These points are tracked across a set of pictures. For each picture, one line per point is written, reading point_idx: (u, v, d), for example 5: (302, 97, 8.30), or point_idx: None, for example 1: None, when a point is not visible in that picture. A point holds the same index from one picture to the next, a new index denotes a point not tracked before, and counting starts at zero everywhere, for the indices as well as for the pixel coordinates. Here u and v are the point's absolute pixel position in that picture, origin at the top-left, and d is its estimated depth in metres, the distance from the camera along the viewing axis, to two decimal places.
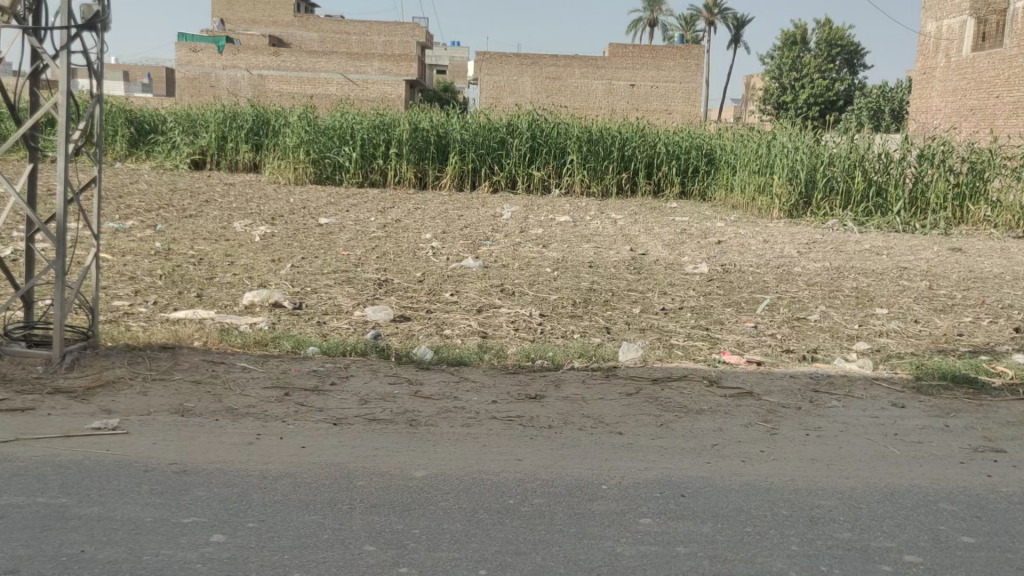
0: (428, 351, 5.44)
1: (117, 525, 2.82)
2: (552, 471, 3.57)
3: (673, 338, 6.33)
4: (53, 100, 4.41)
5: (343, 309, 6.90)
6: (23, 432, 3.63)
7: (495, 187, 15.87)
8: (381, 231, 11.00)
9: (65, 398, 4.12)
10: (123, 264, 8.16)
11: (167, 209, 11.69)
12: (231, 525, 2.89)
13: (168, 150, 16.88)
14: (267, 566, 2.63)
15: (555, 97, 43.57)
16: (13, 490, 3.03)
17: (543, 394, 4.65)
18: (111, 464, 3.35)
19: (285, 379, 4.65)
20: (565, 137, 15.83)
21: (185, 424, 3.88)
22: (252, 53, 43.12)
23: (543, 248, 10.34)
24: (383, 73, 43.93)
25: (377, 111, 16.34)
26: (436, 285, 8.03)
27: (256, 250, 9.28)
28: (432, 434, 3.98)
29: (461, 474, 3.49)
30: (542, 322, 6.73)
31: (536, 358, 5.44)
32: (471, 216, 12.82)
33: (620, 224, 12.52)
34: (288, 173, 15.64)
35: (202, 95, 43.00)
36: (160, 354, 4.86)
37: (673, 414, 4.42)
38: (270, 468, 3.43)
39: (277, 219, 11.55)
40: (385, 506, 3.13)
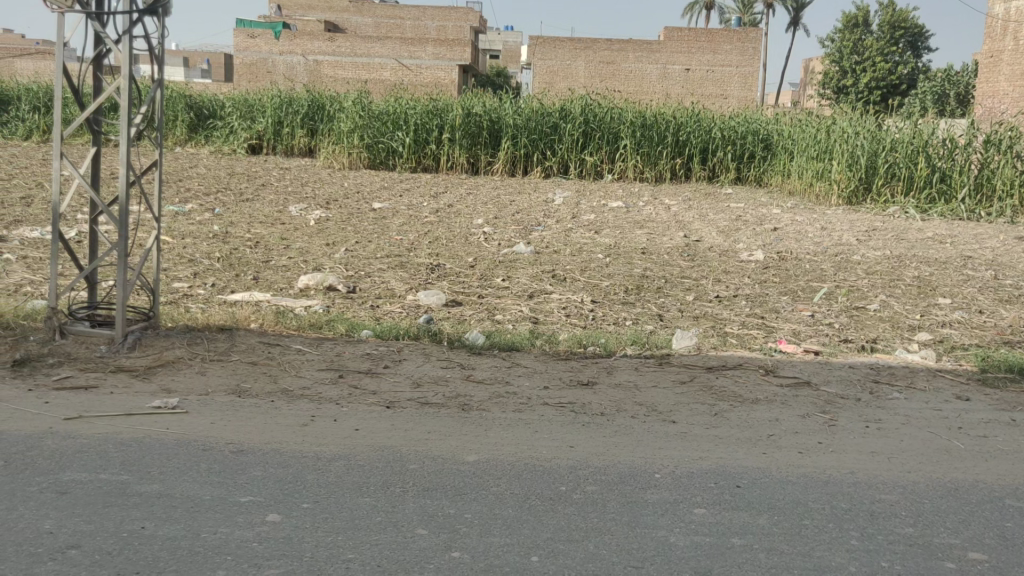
0: (480, 335, 5.45)
1: (177, 502, 2.88)
2: (604, 458, 3.55)
3: (727, 326, 6.24)
4: (116, 85, 4.48)
5: (396, 293, 6.94)
6: (86, 410, 3.71)
7: (547, 173, 15.81)
8: (434, 216, 11.05)
9: (127, 377, 4.21)
10: (183, 246, 8.32)
11: (224, 193, 11.88)
12: (286, 505, 2.92)
13: (227, 134, 17.14)
14: (321, 546, 2.65)
15: (610, 82, 43.14)
16: (77, 466, 3.11)
17: (595, 381, 4.62)
18: (169, 443, 3.41)
19: (338, 362, 4.70)
20: (619, 122, 15.70)
21: (241, 405, 3.94)
22: (309, 38, 43.59)
23: (595, 234, 10.28)
24: (436, 59, 43.94)
25: (430, 96, 16.41)
26: (489, 270, 8.03)
27: (311, 235, 9.38)
28: (483, 418, 3.99)
29: (513, 459, 3.49)
30: (594, 308, 6.68)
31: (588, 345, 5.41)
32: (523, 202, 12.78)
33: (674, 211, 12.35)
34: (342, 159, 15.78)
35: (259, 80, 43.58)
36: (218, 336, 4.93)
37: (728, 403, 4.35)
38: (325, 450, 3.46)
39: (331, 204, 11.66)
40: (437, 490, 3.14)
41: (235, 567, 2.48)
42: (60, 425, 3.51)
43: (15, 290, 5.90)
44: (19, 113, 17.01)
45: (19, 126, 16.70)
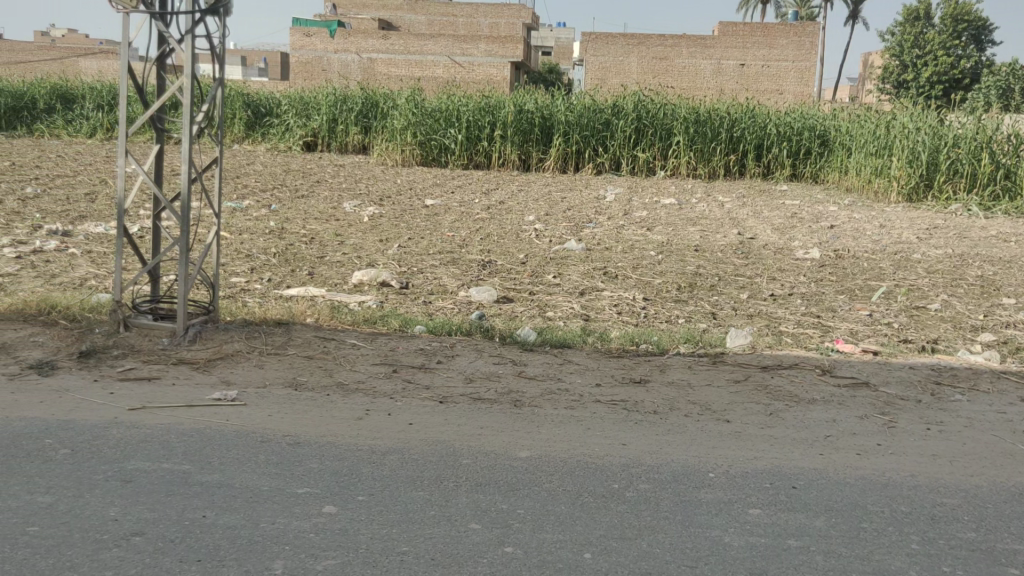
0: (532, 332, 5.45)
1: (237, 492, 2.94)
2: (657, 456, 3.52)
3: (782, 325, 6.15)
4: (178, 84, 4.58)
5: (447, 289, 6.99)
6: (150, 401, 3.81)
7: (599, 169, 15.74)
8: (485, 213, 11.08)
9: (188, 369, 4.31)
10: (240, 242, 8.48)
11: (280, 190, 12.07)
12: (342, 497, 2.96)
13: (282, 132, 17.39)
14: (376, 539, 2.68)
15: (663, 78, 42.73)
16: (141, 456, 3.19)
17: (648, 379, 4.59)
18: (228, 434, 3.48)
19: (392, 356, 4.75)
20: (671, 118, 15.56)
21: (298, 398, 4.00)
22: (363, 36, 44.05)
23: (647, 231, 10.21)
24: (489, 55, 43.98)
25: (483, 93, 16.47)
26: (540, 267, 8.04)
27: (364, 231, 9.49)
28: (535, 415, 4.00)
29: (566, 456, 3.49)
30: (646, 306, 6.64)
31: (641, 342, 5.37)
32: (574, 198, 12.76)
33: (728, 208, 12.20)
34: (395, 155, 15.90)
35: (314, 78, 44.17)
36: (275, 330, 5.02)
37: (784, 403, 4.29)
38: (380, 443, 3.50)
39: (384, 200, 11.78)
40: (489, 485, 3.16)
41: (293, 556, 2.53)
42: (124, 415, 3.60)
43: (81, 284, 6.07)
44: (83, 111, 17.50)
45: (83, 124, 17.19)
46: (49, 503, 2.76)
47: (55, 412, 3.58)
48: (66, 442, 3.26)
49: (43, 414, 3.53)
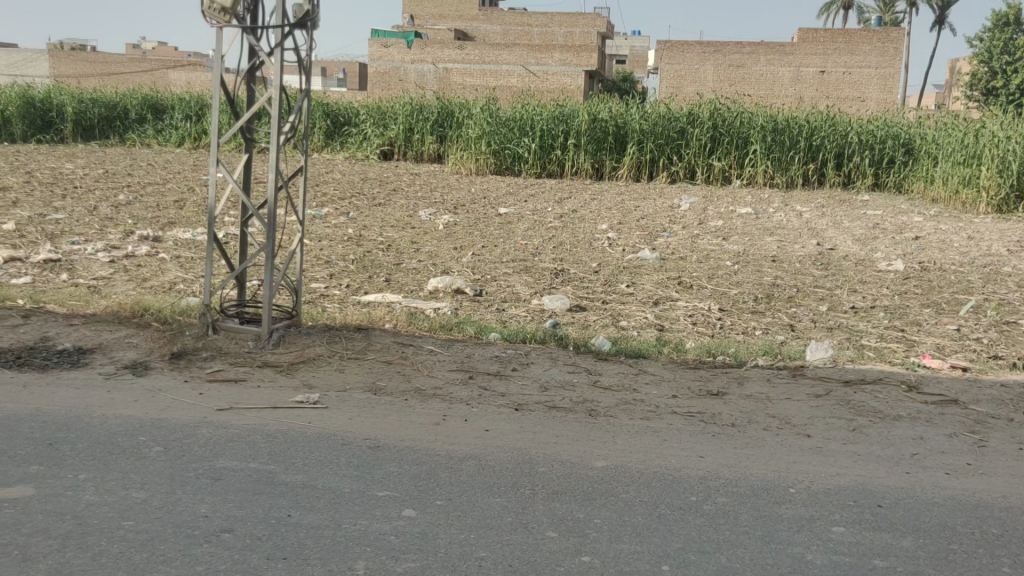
0: (606, 342, 5.44)
1: (320, 493, 3.01)
2: (735, 470, 3.48)
3: (864, 338, 6.00)
4: (267, 95, 4.72)
5: (521, 297, 7.02)
6: (236, 402, 3.93)
7: (674, 178, 15.58)
8: (558, 222, 11.09)
9: (272, 372, 4.44)
10: (320, 248, 8.68)
11: (358, 198, 12.30)
12: (421, 501, 3.01)
13: (360, 141, 17.70)
14: (455, 543, 2.71)
15: (740, 86, 42.10)
16: (229, 455, 3.30)
17: (726, 392, 4.53)
18: (311, 436, 3.57)
19: (468, 363, 4.79)
20: (749, 126, 15.32)
21: (377, 403, 4.08)
22: (439, 47, 44.65)
23: (723, 241, 10.07)
24: (563, 64, 44.00)
25: (557, 102, 16.51)
26: (614, 276, 8.00)
27: (440, 238, 9.60)
28: (612, 425, 3.99)
29: (643, 467, 3.47)
30: (722, 317, 6.55)
31: (718, 354, 5.31)
32: (648, 207, 12.67)
33: (807, 218, 11.94)
34: (470, 164, 16.02)
35: (391, 88, 44.98)
36: (355, 335, 5.12)
37: (868, 419, 4.18)
38: (458, 449, 3.54)
39: (459, 208, 11.89)
40: (565, 494, 3.16)
41: (374, 558, 2.58)
42: (213, 415, 3.73)
43: (170, 288, 6.30)
44: (172, 121, 18.16)
45: (172, 133, 17.85)
46: (143, 498, 2.87)
47: (148, 411, 3.72)
48: (158, 440, 3.38)
49: (137, 413, 3.67)
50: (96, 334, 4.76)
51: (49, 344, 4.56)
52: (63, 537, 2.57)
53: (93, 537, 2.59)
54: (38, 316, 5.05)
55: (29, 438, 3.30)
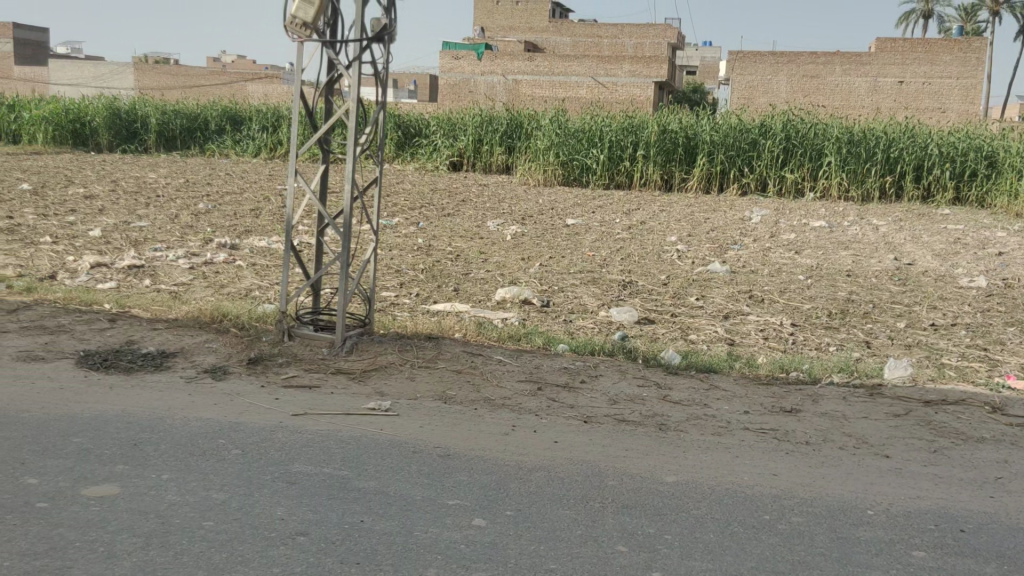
0: (676, 355, 5.38)
1: (392, 500, 3.05)
2: (810, 489, 3.40)
3: (944, 357, 5.81)
4: (345, 107, 4.81)
5: (589, 308, 7.00)
6: (310, 408, 4.01)
7: (744, 190, 15.36)
8: (627, 233, 11.03)
9: (345, 378, 4.52)
10: (390, 258, 8.80)
11: (427, 208, 12.43)
12: (491, 512, 3.02)
13: (430, 152, 17.89)
14: (525, 554, 2.72)
15: (814, 97, 41.28)
16: (304, 460, 3.36)
17: (800, 409, 4.44)
18: (383, 443, 3.62)
19: (537, 374, 4.80)
20: (823, 138, 15.02)
21: (447, 411, 4.12)
22: (509, 59, 44.98)
23: (795, 254, 9.86)
24: (633, 76, 43.68)
25: (626, 113, 16.46)
26: (682, 288, 7.92)
27: (507, 249, 9.65)
28: (682, 439, 3.94)
29: (714, 483, 3.42)
30: (794, 332, 6.42)
31: (791, 370, 5.21)
32: (718, 219, 12.50)
33: (884, 232, 11.63)
34: (538, 175, 16.05)
35: (461, 100, 45.42)
36: (425, 344, 5.17)
37: (949, 440, 4.05)
38: (527, 460, 3.55)
39: (527, 219, 11.93)
40: (636, 508, 3.14)
41: (445, 566, 2.60)
42: (289, 420, 3.81)
43: (247, 294, 6.47)
44: (250, 132, 18.65)
45: (249, 144, 18.35)
46: (222, 499, 2.95)
47: (227, 414, 3.82)
48: (236, 443, 3.47)
49: (216, 416, 3.78)
50: (178, 339, 4.92)
51: (134, 347, 4.73)
52: (147, 536, 2.65)
53: (175, 536, 2.66)
54: (123, 320, 5.24)
55: (115, 438, 3.43)
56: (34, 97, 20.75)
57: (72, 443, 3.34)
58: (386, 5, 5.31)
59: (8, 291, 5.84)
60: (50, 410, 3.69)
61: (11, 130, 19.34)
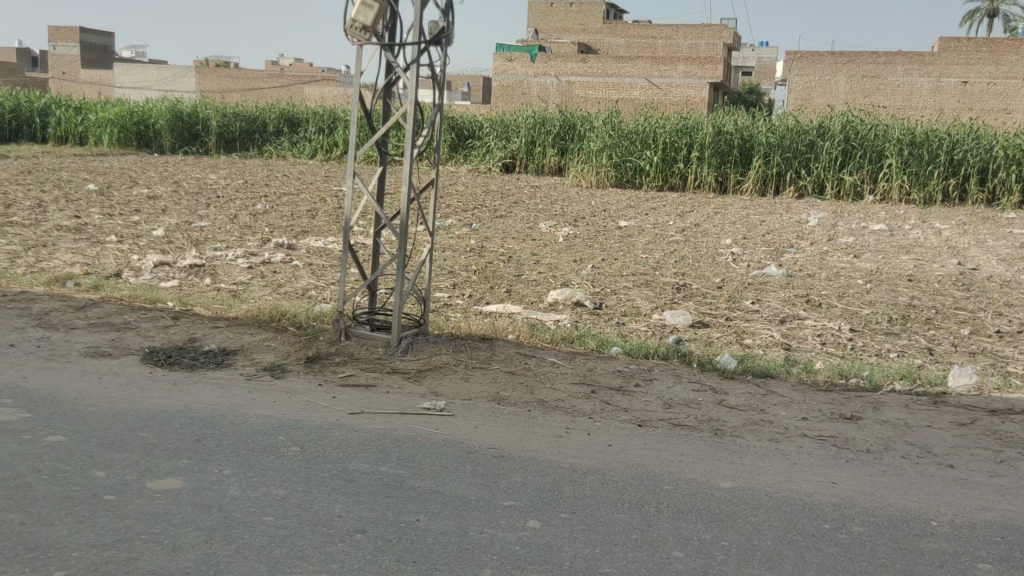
0: (732, 360, 5.32)
1: (447, 500, 3.07)
2: (872, 499, 3.33)
3: (1011, 365, 5.64)
4: (403, 109, 4.85)
5: (642, 311, 6.96)
6: (366, 407, 4.05)
7: (801, 193, 15.12)
8: (680, 236, 10.94)
9: (400, 378, 4.56)
10: (443, 259, 8.86)
11: (480, 209, 12.48)
12: (545, 514, 3.02)
13: (483, 153, 17.95)
14: (580, 557, 2.71)
15: (874, 98, 40.41)
16: (361, 458, 3.40)
17: (860, 416, 4.35)
18: (438, 443, 3.64)
19: (591, 377, 4.78)
20: (884, 139, 14.71)
21: (501, 413, 4.12)
22: (562, 60, 45.00)
23: (854, 258, 9.67)
24: (687, 77, 43.05)
25: (681, 115, 16.31)
26: (738, 292, 7.83)
27: (560, 251, 9.64)
28: (738, 445, 3.90)
29: (772, 490, 3.37)
30: (853, 337, 6.30)
31: (850, 376, 5.11)
32: (775, 222, 12.31)
33: (947, 236, 11.33)
34: (590, 177, 15.99)
35: (514, 101, 45.57)
36: (479, 345, 5.19)
37: (1017, 450, 3.93)
38: (581, 463, 3.54)
39: (580, 221, 11.92)
40: (691, 513, 3.11)
41: (501, 567, 2.61)
42: (346, 418, 3.86)
43: (303, 294, 6.56)
44: (306, 134, 18.94)
45: (306, 146, 18.65)
46: (282, 495, 3.00)
47: (286, 412, 3.89)
48: (295, 440, 3.53)
49: (275, 413, 3.85)
50: (238, 337, 5.01)
51: (196, 344, 4.84)
52: (210, 529, 2.71)
53: (237, 531, 2.72)
54: (186, 317, 5.36)
55: (178, 433, 3.51)
56: (100, 100, 21.37)
57: (138, 437, 3.43)
58: (444, 7, 5.36)
59: (77, 288, 6.03)
60: (117, 405, 3.79)
61: (78, 132, 19.94)
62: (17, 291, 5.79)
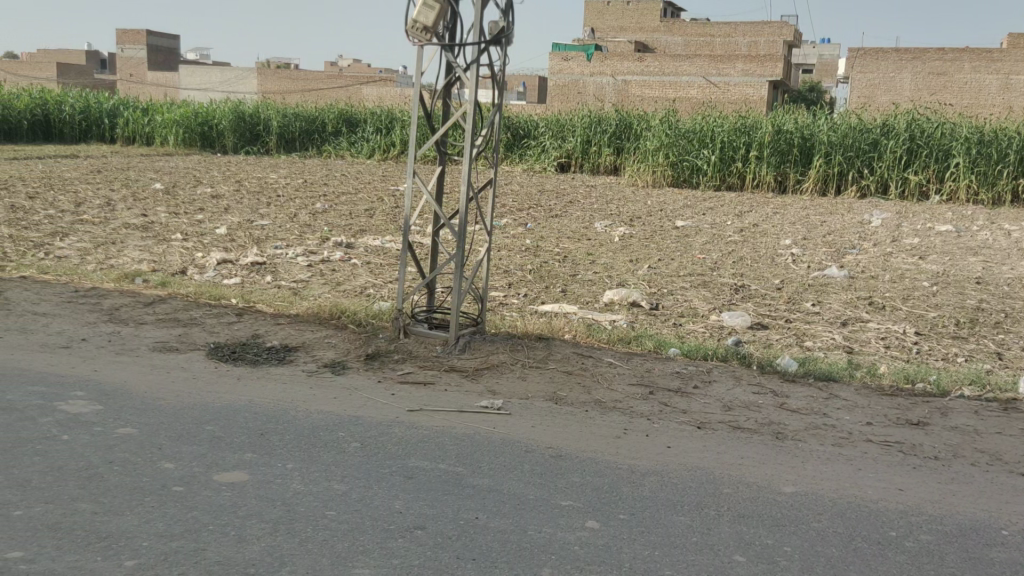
0: (793, 362, 5.23)
1: (505, 498, 3.07)
2: (940, 506, 3.24)
3: None
4: (462, 110, 4.86)
5: (699, 312, 6.89)
6: (424, 404, 4.08)
7: (863, 193, 14.80)
8: (739, 236, 10.79)
9: (458, 376, 4.59)
10: (499, 258, 8.88)
11: (536, 209, 12.49)
12: (604, 514, 3.00)
13: (538, 153, 17.95)
14: (639, 559, 2.69)
15: (941, 96, 39.36)
16: (420, 455, 3.43)
17: (927, 422, 4.24)
18: (495, 441, 3.66)
19: (649, 377, 4.75)
20: (950, 138, 14.31)
21: (559, 412, 4.12)
22: (619, 59, 44.79)
23: (919, 260, 9.43)
24: (745, 75, 42.52)
25: (740, 114, 16.09)
26: (798, 293, 7.69)
27: (616, 251, 9.59)
28: (800, 449, 3.83)
29: (836, 496, 3.30)
30: (918, 340, 6.14)
31: (917, 381, 4.97)
32: (836, 223, 12.08)
33: (1017, 237, 10.98)
34: (646, 176, 15.89)
35: (570, 100, 45.49)
36: (536, 344, 5.18)
37: None
38: (640, 464, 3.51)
39: (636, 221, 11.85)
40: (753, 518, 3.06)
41: (560, 567, 2.60)
42: (405, 416, 3.90)
43: (362, 292, 6.64)
44: (364, 134, 19.17)
45: (364, 146, 18.88)
46: (343, 490, 3.04)
47: (346, 407, 3.94)
48: (355, 436, 3.57)
49: (336, 409, 3.90)
50: (299, 334, 5.09)
51: (259, 340, 4.93)
52: (274, 522, 2.76)
53: (300, 525, 2.76)
54: (249, 314, 5.46)
55: (243, 427, 3.58)
56: (166, 100, 21.91)
57: (204, 431, 3.51)
58: (505, 7, 5.37)
59: (145, 284, 6.19)
60: (183, 399, 3.88)
61: (145, 133, 20.49)
62: (89, 287, 5.97)
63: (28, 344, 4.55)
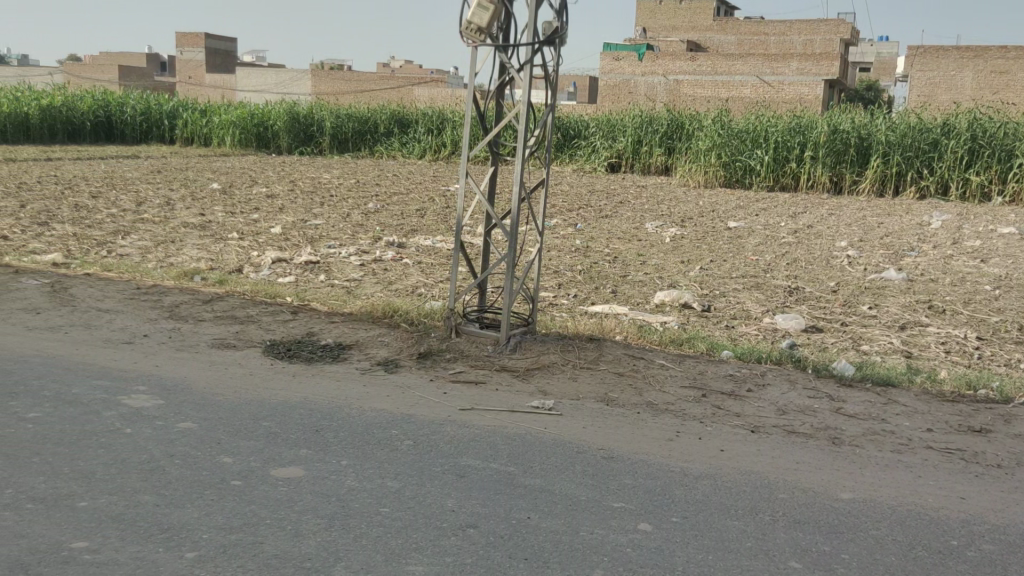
0: (849, 366, 5.12)
1: (557, 499, 3.07)
2: (1004, 516, 3.15)
3: None
4: (515, 111, 4.86)
5: (752, 314, 6.80)
6: (475, 403, 4.10)
7: (923, 194, 14.45)
8: (793, 238, 10.61)
9: (509, 376, 4.60)
10: (549, 258, 8.87)
11: (586, 210, 12.44)
12: (656, 517, 2.98)
13: (589, 153, 17.90)
14: (692, 562, 2.67)
15: (1004, 94, 38.25)
16: (472, 454, 3.44)
17: (990, 429, 4.12)
18: (547, 441, 3.65)
19: (702, 380, 4.70)
20: (1014, 137, 13.89)
21: (611, 414, 4.10)
22: (671, 59, 44.44)
23: (981, 263, 9.17)
24: (800, 74, 41.86)
25: (794, 113, 15.84)
26: (854, 296, 7.54)
27: (667, 252, 9.52)
28: (857, 454, 3.76)
29: (894, 503, 3.24)
30: (980, 346, 5.97)
31: (979, 388, 4.83)
32: (894, 224, 11.82)
33: None
34: (698, 177, 15.74)
35: (621, 100, 45.26)
36: (587, 344, 5.17)
37: None
38: (692, 467, 3.48)
39: (687, 221, 11.74)
40: (809, 523, 3.01)
41: (612, 568, 2.59)
42: (457, 414, 3.91)
43: (414, 291, 6.70)
44: (416, 135, 19.32)
45: (415, 146, 19.03)
46: (396, 488, 3.06)
47: (398, 405, 3.97)
48: (408, 434, 3.60)
49: (389, 407, 3.94)
50: (353, 332, 5.15)
51: (314, 338, 5.00)
52: (329, 518, 2.80)
53: (354, 521, 2.79)
54: (304, 313, 5.54)
55: (299, 423, 3.64)
56: (223, 101, 22.32)
57: (261, 427, 3.57)
58: (559, 7, 5.35)
59: (203, 282, 6.31)
60: (241, 395, 3.96)
61: (204, 134, 20.92)
62: (150, 284, 6.12)
63: (92, 339, 4.68)
